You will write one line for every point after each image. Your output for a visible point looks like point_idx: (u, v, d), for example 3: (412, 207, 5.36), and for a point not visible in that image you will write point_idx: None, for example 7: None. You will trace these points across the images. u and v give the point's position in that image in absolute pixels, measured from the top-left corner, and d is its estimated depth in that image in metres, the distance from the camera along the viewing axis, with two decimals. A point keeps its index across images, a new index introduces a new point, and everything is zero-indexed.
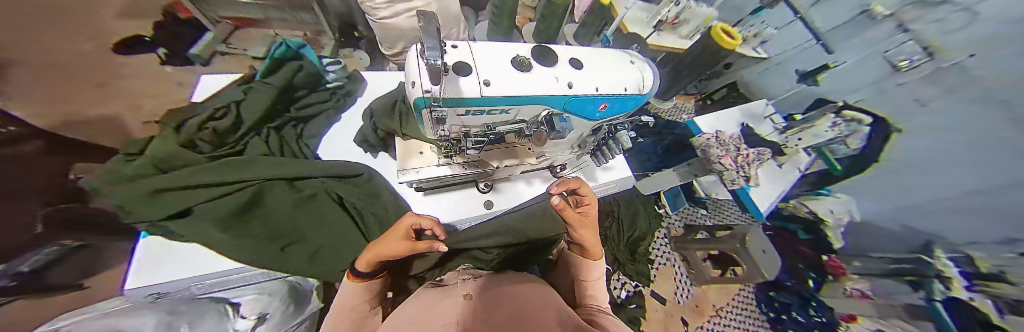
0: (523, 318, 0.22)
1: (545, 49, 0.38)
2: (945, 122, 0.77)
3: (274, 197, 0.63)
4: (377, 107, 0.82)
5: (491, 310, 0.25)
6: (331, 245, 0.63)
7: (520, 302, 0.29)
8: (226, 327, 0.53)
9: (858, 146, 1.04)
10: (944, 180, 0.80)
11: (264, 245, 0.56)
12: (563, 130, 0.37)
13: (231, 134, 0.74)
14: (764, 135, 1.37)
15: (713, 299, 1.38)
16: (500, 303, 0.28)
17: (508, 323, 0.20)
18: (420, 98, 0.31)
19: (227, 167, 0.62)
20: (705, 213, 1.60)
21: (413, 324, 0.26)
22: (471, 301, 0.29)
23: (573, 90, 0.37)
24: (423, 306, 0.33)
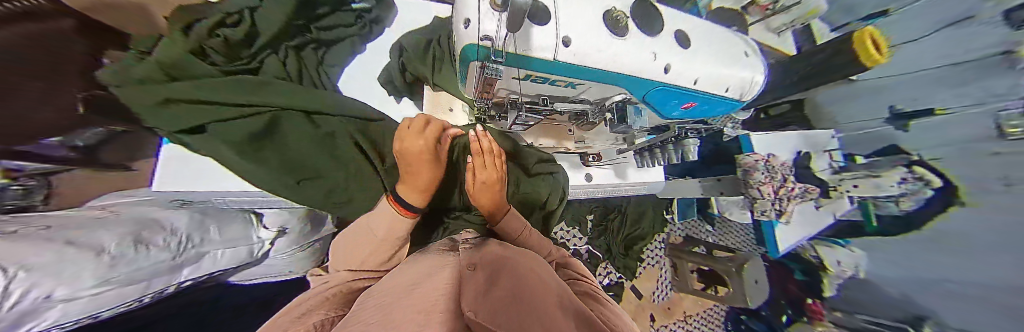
0: (526, 295, 0.19)
1: (649, 12, 0.31)
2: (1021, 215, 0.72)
3: (291, 128, 0.56)
4: (408, 45, 0.75)
5: (488, 283, 0.23)
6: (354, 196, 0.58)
7: (521, 274, 0.27)
8: (251, 234, 0.63)
9: (910, 208, 0.94)
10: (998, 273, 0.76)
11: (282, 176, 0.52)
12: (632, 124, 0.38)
13: (244, 49, 0.64)
14: (816, 170, 1.04)
15: (685, 307, 1.40)
16: (503, 274, 0.25)
17: (512, 294, 0.18)
18: (470, 45, 0.25)
19: (242, 87, 0.54)
20: (710, 230, 1.46)
21: (405, 291, 0.25)
22: (468, 272, 0.27)
23: (667, 76, 0.32)
24: (418, 274, 0.31)
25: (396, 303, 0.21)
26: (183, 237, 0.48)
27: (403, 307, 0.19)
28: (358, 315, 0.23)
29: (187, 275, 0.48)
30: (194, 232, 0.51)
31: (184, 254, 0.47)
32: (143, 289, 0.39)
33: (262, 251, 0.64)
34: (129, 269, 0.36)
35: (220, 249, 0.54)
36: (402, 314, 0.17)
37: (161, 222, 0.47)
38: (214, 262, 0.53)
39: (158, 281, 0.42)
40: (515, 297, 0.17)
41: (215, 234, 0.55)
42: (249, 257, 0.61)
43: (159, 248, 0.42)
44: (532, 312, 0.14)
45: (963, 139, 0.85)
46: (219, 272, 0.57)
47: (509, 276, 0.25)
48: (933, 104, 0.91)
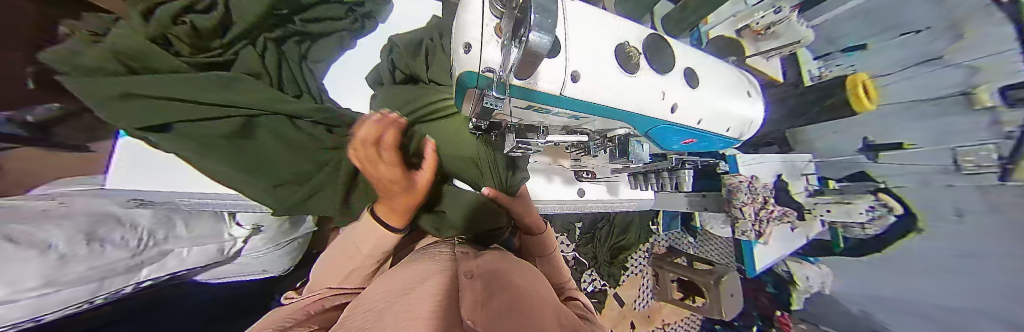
0: (525, 309, 0.19)
1: (659, 47, 0.30)
2: (996, 247, 0.78)
3: (270, 133, 0.50)
4: (399, 41, 0.71)
5: (492, 293, 0.23)
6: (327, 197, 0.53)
7: (515, 286, 0.27)
8: (223, 231, 0.60)
9: (876, 232, 0.99)
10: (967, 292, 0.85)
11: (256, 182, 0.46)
12: (633, 159, 0.38)
13: (215, 38, 0.56)
14: (792, 192, 1.04)
15: (664, 315, 1.44)
16: (500, 287, 0.25)
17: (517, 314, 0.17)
18: (471, 73, 0.22)
19: (212, 84, 0.46)
20: (691, 242, 1.50)
21: (399, 294, 0.24)
22: (466, 284, 0.26)
23: (672, 115, 0.32)
24: (407, 281, 0.30)
25: (390, 304, 0.21)
26: (146, 233, 0.44)
27: (400, 306, 0.19)
28: (347, 317, 0.22)
29: (145, 275, 0.45)
30: (158, 228, 0.47)
31: (146, 253, 0.43)
32: (94, 290, 0.36)
33: (233, 249, 0.60)
34: (78, 270, 0.32)
35: (186, 247, 0.51)
36: (397, 313, 0.17)
37: (120, 217, 0.43)
38: (179, 261, 0.49)
39: (111, 283, 0.38)
40: (512, 309, 0.17)
41: (182, 230, 0.52)
42: (220, 256, 0.58)
43: (117, 247, 0.39)
44: (529, 321, 0.15)
45: (928, 171, 0.91)
46: (181, 272, 0.52)
47: (501, 288, 0.25)
48: (900, 139, 0.97)
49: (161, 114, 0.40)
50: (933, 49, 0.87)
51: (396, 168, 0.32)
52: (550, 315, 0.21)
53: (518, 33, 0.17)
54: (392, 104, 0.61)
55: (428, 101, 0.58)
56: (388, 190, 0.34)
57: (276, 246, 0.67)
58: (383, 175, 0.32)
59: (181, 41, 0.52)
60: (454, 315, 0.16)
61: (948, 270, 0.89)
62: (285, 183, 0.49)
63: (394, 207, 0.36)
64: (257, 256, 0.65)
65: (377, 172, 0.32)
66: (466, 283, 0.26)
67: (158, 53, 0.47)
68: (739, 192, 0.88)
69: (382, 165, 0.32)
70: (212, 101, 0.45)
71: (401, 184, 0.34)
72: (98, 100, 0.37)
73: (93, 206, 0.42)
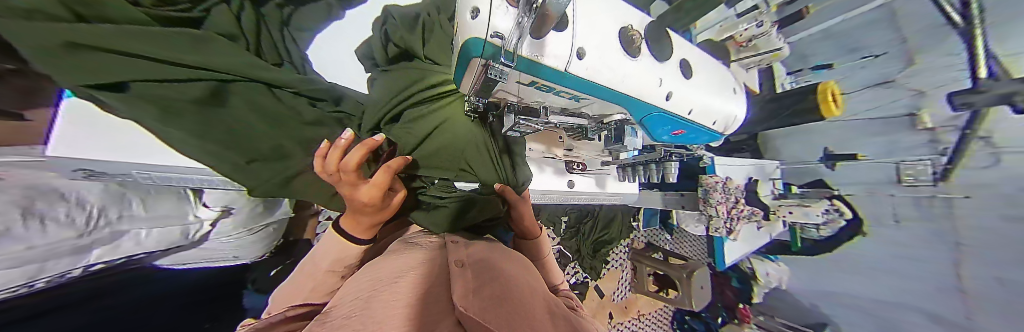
0: (515, 301, 0.19)
1: (660, 34, 0.31)
2: (914, 249, 0.95)
3: (246, 101, 0.46)
4: (395, 14, 0.67)
5: (483, 284, 0.22)
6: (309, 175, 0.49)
7: (506, 277, 0.27)
8: (188, 213, 0.55)
9: (828, 233, 1.14)
10: (890, 286, 1.02)
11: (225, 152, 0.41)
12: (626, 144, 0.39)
13: None
14: (761, 194, 1.13)
15: (640, 306, 1.53)
16: (490, 277, 0.26)
17: (508, 306, 0.17)
18: (477, 41, 0.21)
19: (179, 44, 0.42)
20: (667, 239, 1.58)
21: (386, 284, 0.23)
22: (455, 272, 0.26)
23: (667, 103, 0.34)
24: (393, 269, 0.29)
25: (379, 295, 0.20)
26: (95, 212, 0.39)
27: (389, 300, 0.18)
28: (332, 308, 0.21)
29: (95, 257, 0.41)
30: (109, 206, 0.42)
31: (94, 234, 0.39)
32: (31, 274, 0.32)
33: (199, 234, 0.56)
34: (16, 249, 0.28)
35: (144, 229, 0.46)
36: (383, 308, 0.16)
37: (65, 191, 0.38)
38: (135, 244, 0.46)
39: (55, 265, 0.35)
40: (504, 302, 0.17)
41: (142, 209, 0.47)
42: (181, 239, 0.53)
43: (62, 224, 0.34)
44: (521, 316, 0.15)
45: (876, 182, 1.03)
46: (138, 255, 0.48)
47: (497, 280, 0.25)
48: (856, 151, 1.07)
49: (113, 72, 0.35)
50: (888, 72, 0.97)
51: (379, 193, 0.32)
52: (537, 305, 0.21)
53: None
54: (390, 79, 0.59)
55: (425, 79, 0.54)
56: (360, 211, 0.33)
57: (249, 230, 0.63)
58: (358, 198, 0.31)
59: None
60: (443, 314, 0.17)
61: (890, 272, 1.01)
62: (264, 160, 0.45)
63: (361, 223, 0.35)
64: (226, 241, 0.61)
65: (353, 194, 0.31)
66: (455, 273, 0.26)
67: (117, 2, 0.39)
68: (714, 192, 0.95)
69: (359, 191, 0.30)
70: (186, 63, 0.41)
71: (375, 206, 0.33)
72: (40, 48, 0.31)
73: (33, 178, 0.36)
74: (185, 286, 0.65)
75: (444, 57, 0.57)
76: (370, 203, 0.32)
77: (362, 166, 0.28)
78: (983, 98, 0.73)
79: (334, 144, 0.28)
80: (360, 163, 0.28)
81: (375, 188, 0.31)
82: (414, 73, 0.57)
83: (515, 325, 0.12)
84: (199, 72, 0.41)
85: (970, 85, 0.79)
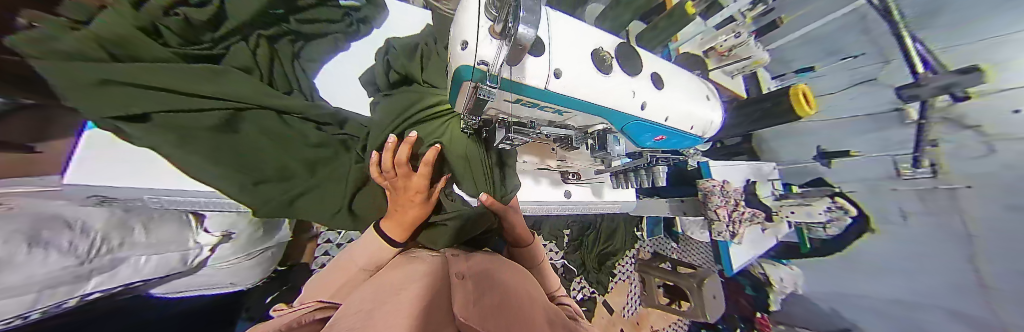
0: (509, 309, 0.19)
1: (629, 52, 0.35)
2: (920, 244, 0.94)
3: (256, 128, 0.49)
4: (396, 45, 0.73)
5: (482, 292, 0.23)
6: (314, 193, 0.51)
7: (505, 286, 0.28)
8: (189, 238, 0.56)
9: (835, 232, 1.13)
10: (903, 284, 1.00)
11: (236, 174, 0.42)
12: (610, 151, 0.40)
13: (206, 32, 0.53)
14: (760, 195, 1.13)
15: (652, 321, 1.46)
16: (488, 286, 0.26)
17: (501, 314, 0.18)
18: (466, 68, 0.24)
19: (194, 76, 0.44)
20: (672, 247, 1.55)
21: (387, 296, 0.24)
22: (455, 282, 0.27)
23: (644, 112, 0.36)
24: (395, 281, 0.29)
25: (382, 308, 0.21)
26: (98, 239, 0.40)
27: (391, 311, 0.19)
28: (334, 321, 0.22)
29: (94, 286, 0.40)
30: (112, 233, 0.43)
31: (96, 261, 0.39)
32: (29, 303, 0.31)
33: (197, 259, 0.55)
34: (15, 278, 0.28)
35: (143, 255, 0.46)
36: (386, 319, 0.17)
37: (69, 219, 0.38)
38: (134, 271, 0.45)
39: (53, 295, 0.34)
40: (496, 310, 0.18)
41: (142, 236, 0.47)
42: (181, 266, 0.52)
43: (64, 252, 0.34)
44: (516, 324, 0.16)
45: (871, 178, 1.05)
46: (136, 282, 0.47)
47: (493, 286, 0.26)
48: (847, 147, 1.09)
49: (138, 103, 0.37)
50: (869, 72, 0.99)
51: (425, 181, 0.40)
52: (533, 313, 0.22)
53: (506, 29, 0.20)
54: (390, 102, 0.63)
55: (423, 101, 0.58)
56: (409, 201, 0.40)
57: (247, 255, 0.63)
58: (411, 186, 0.39)
59: (172, 32, 0.47)
60: (441, 324, 0.18)
61: (906, 267, 0.99)
62: (269, 180, 0.46)
63: (407, 217, 0.40)
64: (224, 266, 0.60)
65: (407, 183, 0.39)
66: (455, 283, 0.26)
67: (145, 42, 0.43)
68: (712, 197, 0.95)
69: (412, 179, 0.38)
70: (200, 93, 0.44)
71: (421, 195, 0.40)
72: (71, 87, 0.32)
73: (43, 207, 0.37)
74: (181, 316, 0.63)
75: (441, 80, 0.61)
76: (419, 189, 0.40)
77: (410, 156, 0.37)
78: (926, 90, 0.86)
79: (386, 145, 0.36)
80: (409, 156, 0.37)
81: (422, 177, 0.39)
82: (413, 96, 0.60)
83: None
84: (215, 102, 0.44)
85: (914, 80, 0.88)
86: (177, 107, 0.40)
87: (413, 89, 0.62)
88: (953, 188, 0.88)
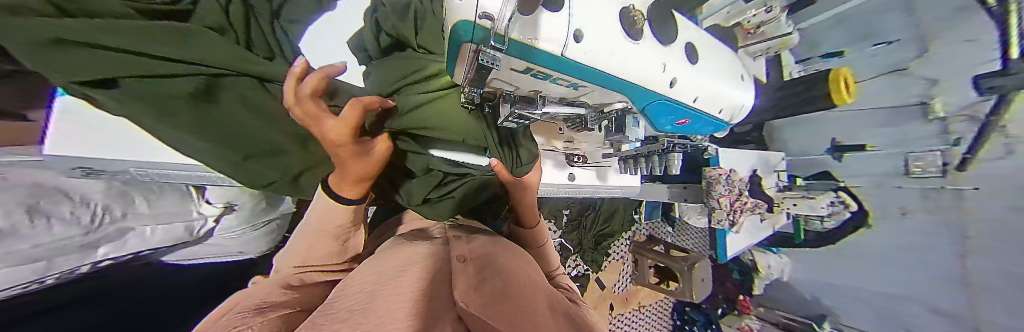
0: (513, 297, 0.19)
1: (663, 15, 0.30)
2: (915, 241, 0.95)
3: (238, 96, 0.43)
4: (385, 1, 0.64)
5: (486, 279, 0.22)
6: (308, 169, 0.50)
7: (507, 271, 0.27)
8: (192, 209, 0.56)
9: (832, 225, 1.11)
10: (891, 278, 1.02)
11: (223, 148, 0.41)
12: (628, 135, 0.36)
13: None
14: (764, 186, 1.11)
15: (640, 298, 1.54)
16: (492, 272, 0.25)
17: (506, 304, 0.17)
18: (469, 25, 0.20)
19: (159, 37, 0.39)
20: (668, 231, 1.58)
21: (388, 279, 0.23)
22: (456, 266, 0.26)
23: (670, 89, 0.32)
24: (396, 263, 0.29)
25: (379, 291, 0.20)
26: (99, 209, 0.40)
27: (392, 295, 0.18)
28: (331, 300, 0.22)
29: (104, 252, 0.43)
30: (114, 204, 0.43)
31: (101, 231, 0.41)
32: (41, 270, 0.33)
33: (204, 229, 0.58)
34: (20, 246, 0.29)
35: (149, 225, 0.49)
36: (386, 306, 0.16)
37: (67, 190, 0.38)
38: (142, 240, 0.48)
39: (62, 262, 0.36)
40: (501, 299, 0.17)
41: (144, 207, 0.48)
42: (188, 236, 0.55)
43: (66, 222, 0.35)
44: (524, 315, 0.15)
45: (883, 173, 1.00)
46: (146, 250, 0.51)
47: (496, 272, 0.26)
48: (864, 142, 1.05)
49: (92, 69, 0.32)
50: (901, 59, 0.93)
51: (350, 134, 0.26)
52: (537, 300, 0.22)
53: None
54: (384, 71, 0.59)
55: (421, 71, 0.53)
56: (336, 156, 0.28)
57: (252, 227, 0.64)
58: (327, 139, 0.25)
59: None
60: (443, 312, 0.17)
61: (895, 263, 1.00)
62: (262, 156, 0.45)
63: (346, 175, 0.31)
64: (231, 236, 0.62)
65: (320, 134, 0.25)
66: (457, 267, 0.26)
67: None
68: (717, 185, 0.93)
69: (323, 129, 0.24)
70: (167, 56, 0.38)
71: (353, 151, 0.28)
72: (16, 47, 0.28)
73: (38, 176, 0.37)
74: (193, 282, 0.66)
75: (439, 46, 0.56)
76: (347, 144, 0.27)
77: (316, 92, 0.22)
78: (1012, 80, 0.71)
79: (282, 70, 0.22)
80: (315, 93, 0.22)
81: (345, 128, 0.25)
82: (410, 64, 0.56)
83: (519, 324, 0.12)
84: (186, 67, 0.38)
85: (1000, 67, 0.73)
86: (146, 71, 0.36)
87: (410, 56, 0.57)
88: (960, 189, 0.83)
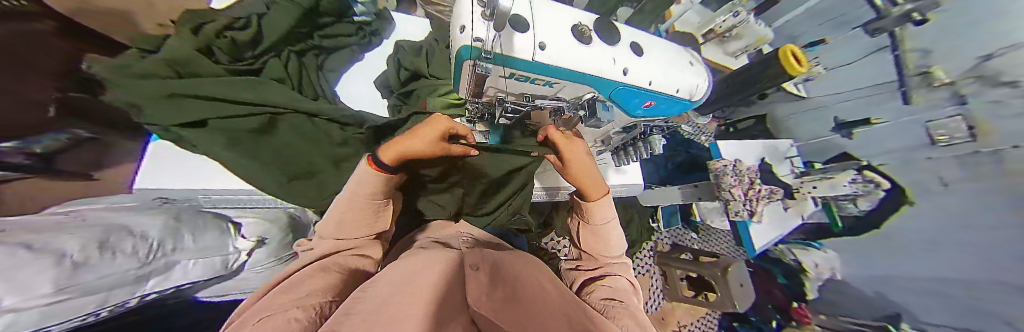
0: (520, 303, 0.22)
1: (609, 23, 0.37)
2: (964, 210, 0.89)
3: (289, 128, 0.54)
4: (405, 47, 0.79)
5: (498, 288, 0.25)
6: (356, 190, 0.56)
7: (518, 278, 0.30)
8: (228, 243, 0.58)
9: (866, 206, 1.09)
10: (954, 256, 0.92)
11: (269, 172, 0.48)
12: (602, 119, 0.39)
13: (247, 50, 0.64)
14: (778, 174, 1.11)
15: (679, 316, 1.41)
16: (502, 280, 0.28)
17: (512, 310, 0.19)
18: (466, 49, 0.28)
19: (239, 86, 0.53)
20: (694, 238, 1.53)
21: (408, 283, 0.27)
22: (471, 274, 0.29)
23: (627, 77, 0.38)
24: (416, 269, 0.32)
25: (400, 294, 0.24)
26: (155, 244, 0.45)
27: (413, 296, 0.22)
28: (356, 302, 0.25)
29: (152, 286, 0.45)
30: (167, 239, 0.47)
31: (153, 264, 0.44)
32: (100, 301, 0.36)
33: (236, 263, 0.60)
34: (90, 277, 0.33)
35: (191, 260, 0.51)
36: (407, 306, 0.20)
37: (132, 227, 0.44)
38: (184, 274, 0.49)
39: (119, 294, 0.39)
40: (508, 305, 0.20)
41: (190, 244, 0.51)
42: (223, 269, 0.57)
43: (126, 255, 0.39)
44: (525, 314, 0.19)
45: (906, 147, 1.01)
46: (186, 284, 0.52)
47: (505, 280, 0.28)
48: (868, 116, 1.09)
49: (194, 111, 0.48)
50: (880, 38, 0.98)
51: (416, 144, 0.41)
52: (544, 305, 0.24)
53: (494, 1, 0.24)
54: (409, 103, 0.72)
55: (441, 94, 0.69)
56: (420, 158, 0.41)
57: (277, 259, 0.70)
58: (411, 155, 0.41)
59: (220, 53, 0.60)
60: (458, 312, 0.20)
61: (954, 235, 0.91)
62: (297, 177, 0.51)
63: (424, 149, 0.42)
64: (258, 270, 0.67)
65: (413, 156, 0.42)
66: (470, 275, 0.28)
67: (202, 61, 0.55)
68: (724, 177, 0.94)
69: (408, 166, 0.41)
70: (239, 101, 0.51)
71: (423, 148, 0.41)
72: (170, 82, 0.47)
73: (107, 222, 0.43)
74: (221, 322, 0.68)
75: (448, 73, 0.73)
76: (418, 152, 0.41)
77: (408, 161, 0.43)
78: None
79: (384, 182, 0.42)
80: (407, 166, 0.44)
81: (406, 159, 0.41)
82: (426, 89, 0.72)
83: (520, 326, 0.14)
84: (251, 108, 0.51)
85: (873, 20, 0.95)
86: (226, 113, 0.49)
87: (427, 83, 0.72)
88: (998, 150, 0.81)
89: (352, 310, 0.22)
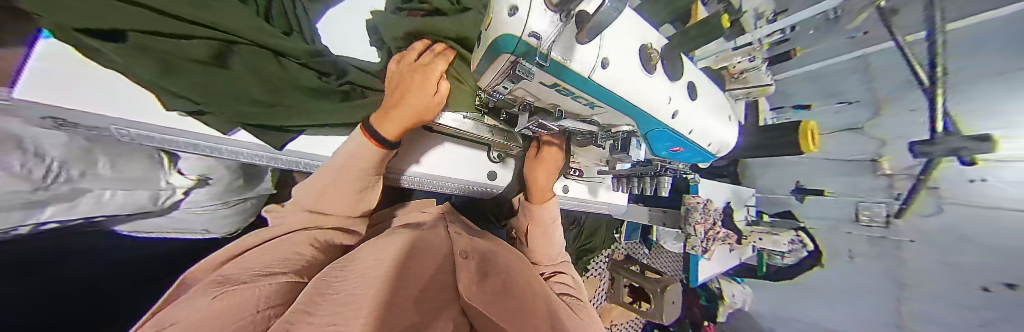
0: (513, 296, 0.24)
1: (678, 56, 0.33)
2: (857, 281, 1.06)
3: (250, 65, 0.43)
4: None
5: (491, 278, 0.26)
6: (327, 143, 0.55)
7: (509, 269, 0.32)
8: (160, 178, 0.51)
9: (792, 261, 1.18)
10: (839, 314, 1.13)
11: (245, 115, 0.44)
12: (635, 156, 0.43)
13: None
14: (735, 218, 1.19)
15: (613, 316, 1.56)
16: (494, 268, 0.30)
17: (504, 304, 0.22)
18: (509, 38, 0.21)
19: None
20: (645, 252, 1.64)
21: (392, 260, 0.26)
22: (462, 260, 0.30)
23: (671, 120, 0.36)
24: (405, 245, 0.31)
25: (379, 271, 0.23)
26: (57, 165, 0.36)
27: (391, 278, 0.22)
28: (331, 281, 0.24)
29: (50, 215, 0.38)
30: (75, 161, 0.38)
31: (52, 189, 0.35)
32: None
33: (170, 200, 0.53)
34: None
35: (107, 189, 0.44)
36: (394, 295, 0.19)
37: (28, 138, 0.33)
38: (94, 206, 0.43)
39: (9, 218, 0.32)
40: (501, 298, 0.23)
41: (106, 170, 0.43)
42: (151, 205, 0.50)
43: (22, 174, 0.31)
44: (517, 314, 0.21)
45: (838, 218, 1.12)
46: (96, 217, 0.45)
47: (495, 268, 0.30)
48: (823, 187, 1.16)
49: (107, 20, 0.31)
50: (858, 119, 1.05)
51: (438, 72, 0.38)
52: (534, 302, 0.26)
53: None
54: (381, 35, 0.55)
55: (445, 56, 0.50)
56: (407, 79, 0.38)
57: (224, 203, 0.61)
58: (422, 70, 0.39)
59: None
60: (445, 302, 0.22)
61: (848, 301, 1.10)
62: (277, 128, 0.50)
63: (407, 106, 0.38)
64: (200, 212, 0.58)
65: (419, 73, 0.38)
66: (462, 261, 0.29)
67: None
68: (696, 212, 0.99)
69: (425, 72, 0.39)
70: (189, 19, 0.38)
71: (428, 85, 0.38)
72: None
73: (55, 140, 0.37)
74: (127, 259, 0.57)
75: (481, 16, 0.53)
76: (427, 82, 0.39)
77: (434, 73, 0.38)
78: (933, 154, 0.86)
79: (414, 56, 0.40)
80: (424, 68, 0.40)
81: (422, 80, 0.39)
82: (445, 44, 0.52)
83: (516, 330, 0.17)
84: (203, 32, 0.39)
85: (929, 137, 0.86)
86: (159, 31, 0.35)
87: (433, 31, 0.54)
88: (900, 239, 0.98)
89: (325, 288, 0.21)
